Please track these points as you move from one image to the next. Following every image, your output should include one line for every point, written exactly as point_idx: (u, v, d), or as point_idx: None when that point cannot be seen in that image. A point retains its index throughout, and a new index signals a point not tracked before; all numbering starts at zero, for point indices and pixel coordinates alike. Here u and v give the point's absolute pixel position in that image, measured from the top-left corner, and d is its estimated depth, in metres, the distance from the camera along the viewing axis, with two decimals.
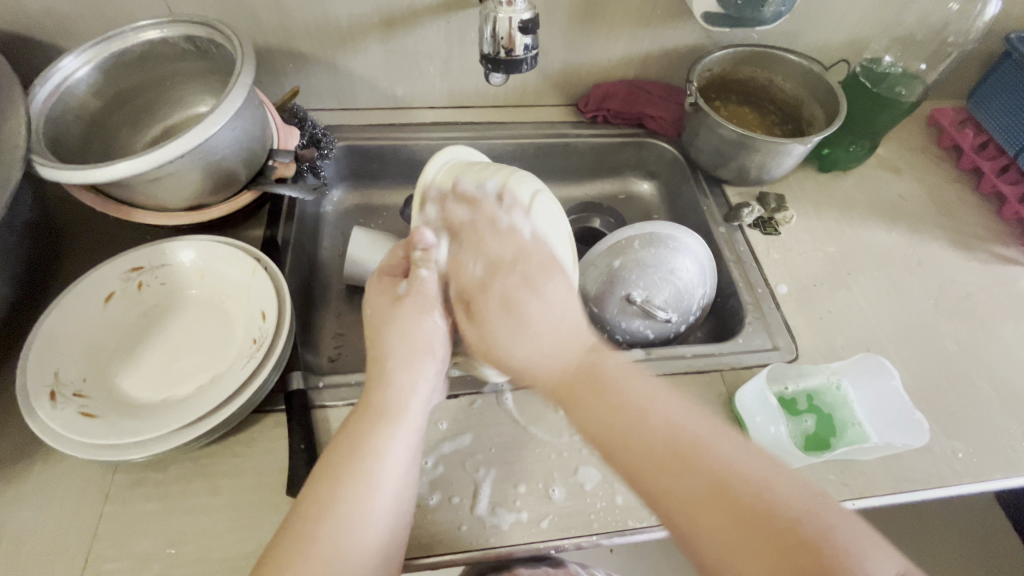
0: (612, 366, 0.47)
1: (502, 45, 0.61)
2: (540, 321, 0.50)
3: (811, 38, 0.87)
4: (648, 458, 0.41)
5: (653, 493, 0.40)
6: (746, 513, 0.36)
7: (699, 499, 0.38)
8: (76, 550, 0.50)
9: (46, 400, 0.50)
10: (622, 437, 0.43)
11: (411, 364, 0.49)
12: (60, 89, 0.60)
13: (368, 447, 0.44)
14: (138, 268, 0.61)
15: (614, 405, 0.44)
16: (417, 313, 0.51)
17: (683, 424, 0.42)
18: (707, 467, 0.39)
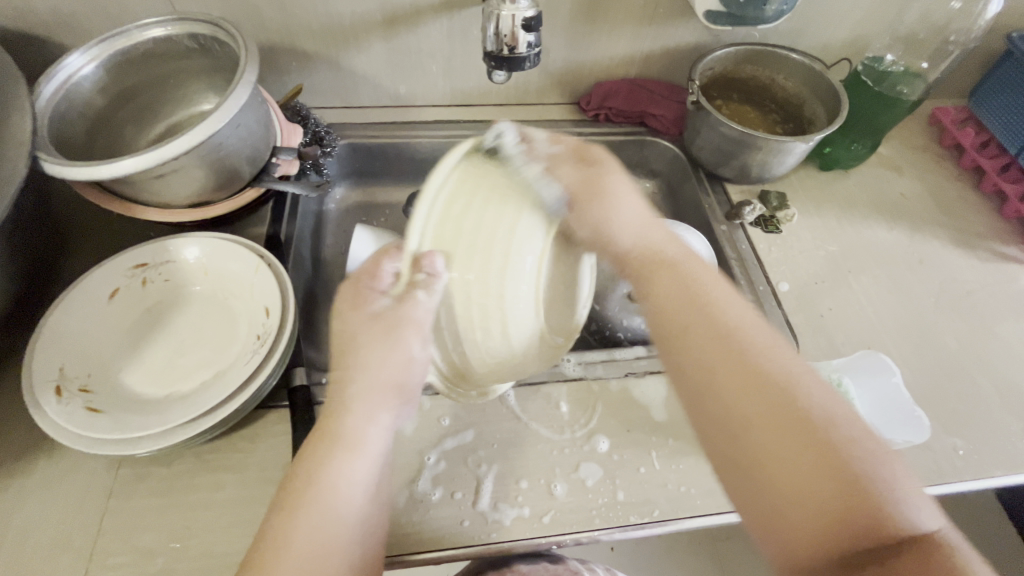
0: (696, 269, 0.47)
1: (505, 42, 0.61)
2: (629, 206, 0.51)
3: (813, 36, 0.87)
4: (715, 345, 0.41)
5: (719, 384, 0.40)
6: (805, 422, 0.37)
7: (761, 398, 0.38)
8: (81, 544, 0.50)
9: (52, 395, 0.50)
10: (691, 321, 0.43)
11: (372, 395, 0.45)
12: (66, 86, 0.60)
13: (327, 481, 0.43)
14: (143, 265, 0.61)
15: (687, 296, 0.45)
16: (390, 343, 0.44)
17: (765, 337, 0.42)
18: (778, 380, 0.39)
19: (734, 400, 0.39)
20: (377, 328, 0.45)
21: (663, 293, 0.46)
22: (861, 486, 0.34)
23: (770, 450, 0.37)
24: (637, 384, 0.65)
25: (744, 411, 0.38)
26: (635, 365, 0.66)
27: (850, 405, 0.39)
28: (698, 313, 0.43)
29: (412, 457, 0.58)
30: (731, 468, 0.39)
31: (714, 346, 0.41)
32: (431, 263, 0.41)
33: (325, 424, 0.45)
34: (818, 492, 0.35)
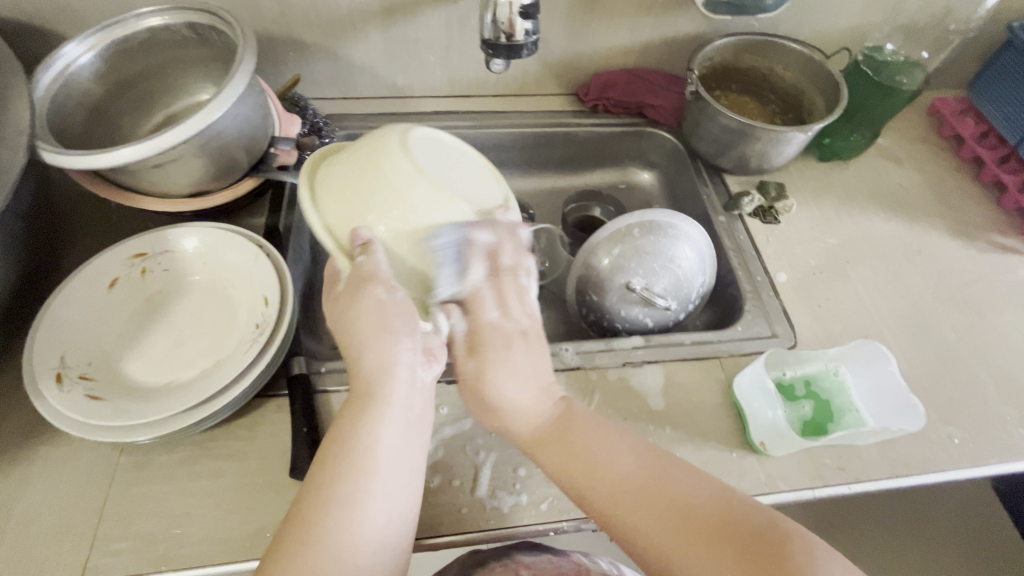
0: (579, 411, 0.50)
1: (502, 30, 0.61)
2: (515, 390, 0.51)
3: (813, 26, 0.87)
4: (615, 498, 0.43)
5: (625, 533, 0.42)
6: (708, 528, 0.39)
7: (671, 527, 0.40)
8: (83, 530, 0.50)
9: (53, 383, 0.51)
10: (588, 483, 0.45)
11: (385, 340, 0.48)
12: (63, 76, 0.60)
13: (359, 434, 0.45)
14: (142, 255, 0.61)
15: (570, 448, 0.47)
16: (360, 296, 0.48)
17: (639, 458, 0.45)
18: (673, 495, 0.42)
19: (652, 549, 0.40)
20: (347, 293, 0.49)
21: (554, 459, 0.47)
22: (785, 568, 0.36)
23: None
24: (634, 374, 0.65)
25: (663, 553, 0.40)
26: (632, 355, 0.67)
27: (732, 489, 0.42)
28: (588, 467, 0.45)
29: None
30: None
31: (610, 495, 0.43)
32: (358, 236, 0.47)
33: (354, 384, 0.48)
34: None
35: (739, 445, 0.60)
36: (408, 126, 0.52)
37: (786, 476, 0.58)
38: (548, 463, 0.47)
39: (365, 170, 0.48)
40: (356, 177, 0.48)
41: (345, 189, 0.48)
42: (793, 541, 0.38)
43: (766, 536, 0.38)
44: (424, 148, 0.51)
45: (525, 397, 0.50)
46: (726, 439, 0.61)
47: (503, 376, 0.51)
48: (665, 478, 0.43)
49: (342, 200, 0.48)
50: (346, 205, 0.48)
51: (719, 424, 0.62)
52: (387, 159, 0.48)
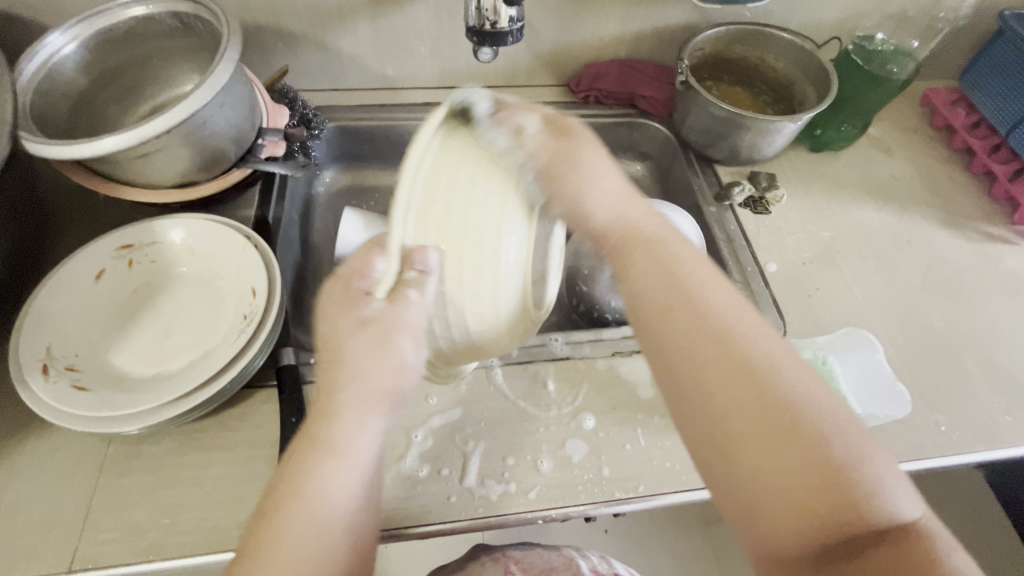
0: (662, 235, 0.47)
1: (487, 17, 0.60)
2: (605, 192, 0.49)
3: (804, 16, 0.87)
4: (703, 337, 0.40)
5: (686, 371, 0.40)
6: (778, 404, 0.37)
7: (745, 399, 0.37)
8: (72, 520, 0.50)
9: (39, 373, 0.51)
10: (679, 312, 0.42)
11: (362, 402, 0.41)
12: (47, 65, 0.60)
13: (314, 490, 0.39)
14: (129, 246, 0.61)
15: (669, 280, 0.43)
16: (387, 350, 0.41)
17: (732, 310, 0.41)
18: (754, 359, 0.38)
19: (717, 393, 0.38)
20: (363, 335, 0.41)
21: (644, 279, 0.44)
22: (833, 466, 0.35)
23: (750, 446, 0.36)
24: (624, 363, 0.66)
25: (727, 404, 0.37)
26: (622, 346, 0.67)
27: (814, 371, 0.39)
28: (682, 301, 0.42)
29: (400, 435, 0.58)
30: (710, 463, 0.38)
31: (688, 330, 0.41)
32: (425, 259, 0.39)
33: (315, 436, 0.40)
34: (786, 485, 0.35)
35: None
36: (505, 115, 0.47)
37: None
38: (636, 267, 0.45)
39: (496, 188, 0.42)
40: (453, 172, 0.41)
41: (435, 187, 0.40)
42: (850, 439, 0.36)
43: (838, 435, 0.36)
44: (503, 159, 0.44)
45: (611, 199, 0.49)
46: None
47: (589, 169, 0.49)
48: (761, 347, 0.39)
49: (437, 219, 0.40)
50: (430, 222, 0.40)
51: None
52: (525, 186, 0.45)
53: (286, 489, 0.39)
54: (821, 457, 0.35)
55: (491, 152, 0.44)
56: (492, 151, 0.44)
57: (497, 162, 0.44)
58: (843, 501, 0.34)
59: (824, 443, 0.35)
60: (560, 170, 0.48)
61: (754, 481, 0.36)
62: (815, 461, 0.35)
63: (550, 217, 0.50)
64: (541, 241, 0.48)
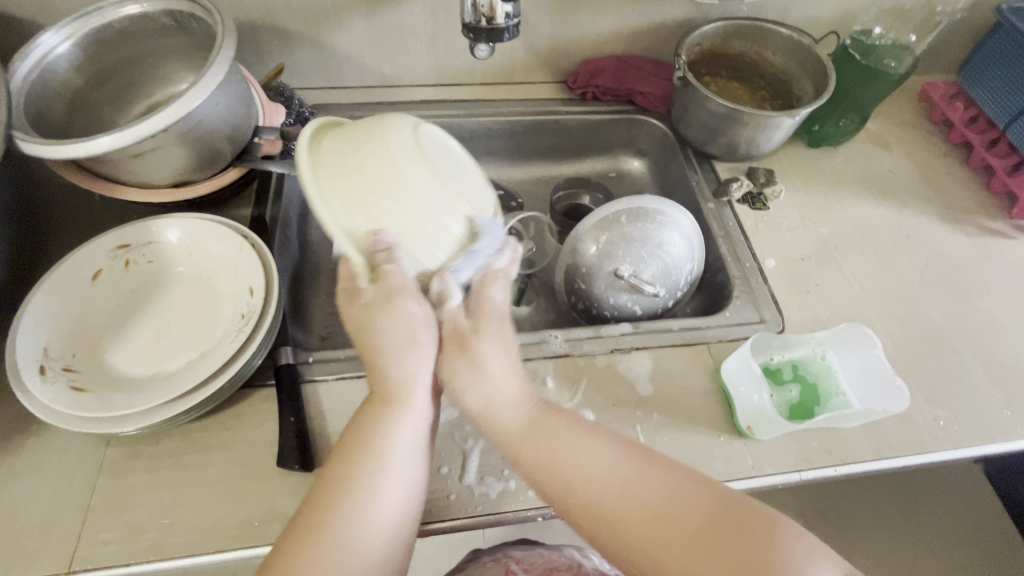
0: (547, 411, 0.50)
1: (483, 13, 0.60)
2: (483, 391, 0.49)
3: (802, 11, 0.87)
4: (602, 513, 0.44)
5: (605, 535, 0.44)
6: (678, 523, 0.42)
7: (654, 531, 0.42)
8: (71, 521, 0.50)
9: (36, 374, 0.50)
10: (574, 499, 0.45)
11: (413, 356, 0.49)
12: (41, 65, 0.59)
13: (381, 438, 0.46)
14: (125, 246, 0.61)
15: (554, 471, 0.46)
16: (393, 311, 0.48)
17: (613, 463, 0.46)
18: (648, 502, 0.43)
19: (637, 557, 0.42)
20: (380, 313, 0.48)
21: (535, 476, 0.47)
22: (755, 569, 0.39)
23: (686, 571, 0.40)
24: (623, 360, 0.66)
25: (647, 559, 0.41)
26: (621, 342, 0.67)
27: (701, 486, 0.44)
28: (570, 493, 0.45)
29: None
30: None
31: (589, 492, 0.45)
32: (380, 240, 0.47)
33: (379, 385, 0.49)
34: None
35: (727, 430, 0.61)
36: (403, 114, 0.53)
37: (774, 460, 0.58)
38: (521, 464, 0.48)
39: (373, 154, 0.47)
40: (333, 166, 0.47)
41: (329, 179, 0.46)
42: (755, 519, 0.41)
43: (748, 541, 0.40)
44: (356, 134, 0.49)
45: (515, 391, 0.50)
46: (713, 424, 0.61)
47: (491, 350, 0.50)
48: (653, 494, 0.44)
49: (358, 200, 0.46)
50: (360, 210, 0.46)
51: (707, 410, 0.62)
52: (392, 135, 0.48)
53: (359, 430, 0.47)
54: (739, 564, 0.39)
55: (342, 139, 0.49)
56: (343, 137, 0.49)
57: (352, 140, 0.49)
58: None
59: (737, 551, 0.40)
60: (461, 356, 0.50)
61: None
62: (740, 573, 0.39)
63: (438, 142, 0.53)
64: (446, 161, 0.52)
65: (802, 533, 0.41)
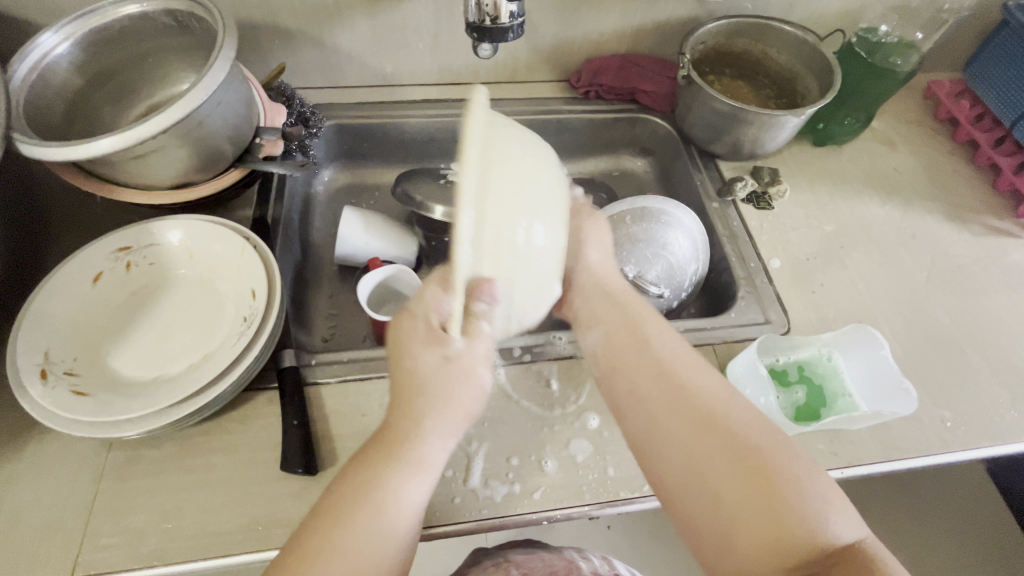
0: (637, 312, 0.55)
1: (486, 12, 0.59)
2: (601, 254, 0.60)
3: (807, 8, 0.86)
4: (664, 389, 0.47)
5: (646, 418, 0.47)
6: (716, 424, 0.44)
7: (690, 428, 0.44)
8: (74, 526, 0.50)
9: (37, 379, 0.50)
10: (641, 371, 0.50)
11: (444, 427, 0.48)
12: (40, 65, 0.59)
13: (388, 495, 0.44)
14: (126, 249, 0.60)
15: (634, 344, 0.52)
16: (467, 377, 0.50)
17: (674, 358, 0.50)
18: (694, 400, 0.46)
19: (676, 437, 0.45)
20: (454, 370, 0.49)
21: (617, 343, 0.53)
22: (775, 481, 0.40)
23: (704, 468, 0.43)
24: None
25: (686, 439, 0.44)
26: None
27: (763, 416, 0.45)
28: (645, 363, 0.50)
29: None
30: (688, 496, 0.43)
31: (641, 372, 0.49)
32: (487, 289, 0.43)
33: (399, 443, 0.46)
34: (730, 489, 0.41)
35: None
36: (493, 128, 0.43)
37: None
38: (604, 335, 0.54)
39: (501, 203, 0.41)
40: (489, 186, 0.40)
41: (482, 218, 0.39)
42: (793, 460, 0.42)
43: (781, 459, 0.42)
44: (517, 179, 0.43)
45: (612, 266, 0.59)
46: None
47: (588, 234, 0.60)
48: (706, 391, 0.47)
49: (484, 243, 0.40)
50: (485, 255, 0.41)
51: None
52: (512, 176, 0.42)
53: (361, 486, 0.44)
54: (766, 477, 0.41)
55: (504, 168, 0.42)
56: (504, 157, 0.42)
57: (515, 183, 0.42)
58: (779, 505, 0.39)
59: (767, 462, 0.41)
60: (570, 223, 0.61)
61: (721, 512, 0.41)
62: (761, 487, 0.40)
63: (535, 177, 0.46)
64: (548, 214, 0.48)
65: (841, 497, 0.41)
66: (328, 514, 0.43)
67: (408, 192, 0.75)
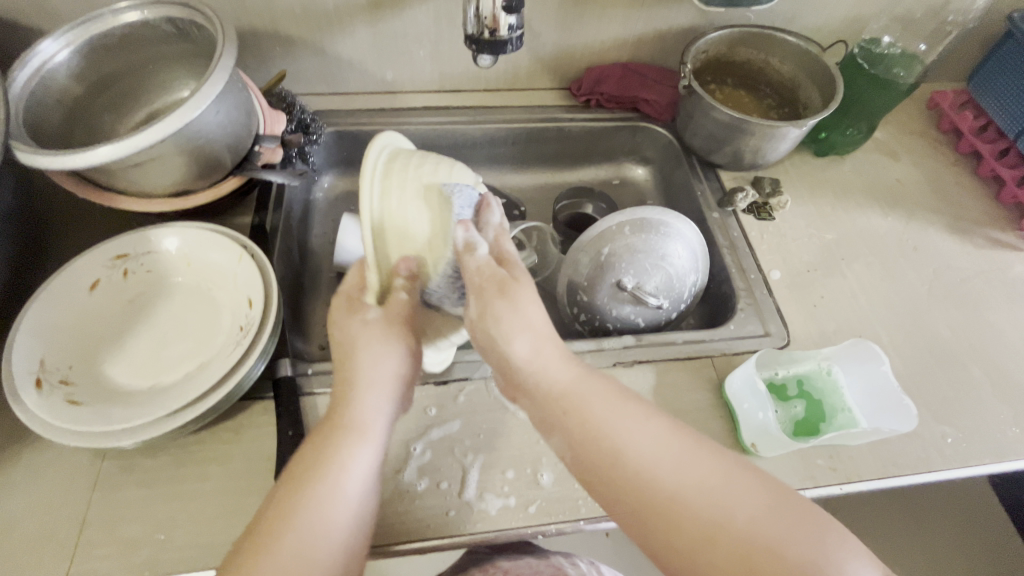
0: (591, 394, 0.44)
1: (486, 24, 0.59)
2: (530, 337, 0.45)
3: (810, 19, 0.86)
4: (648, 503, 0.39)
5: (648, 542, 0.40)
6: (719, 537, 0.37)
7: (696, 544, 0.37)
8: (67, 535, 0.50)
9: (32, 387, 0.50)
10: (622, 483, 0.40)
11: (379, 388, 0.47)
12: (40, 73, 0.59)
13: (329, 467, 0.42)
14: (123, 256, 0.60)
15: (603, 444, 0.42)
16: (392, 339, 0.49)
17: (653, 460, 0.41)
18: (687, 512, 0.38)
19: (674, 553, 0.38)
20: (377, 332, 0.49)
21: (582, 449, 0.42)
22: None
23: None
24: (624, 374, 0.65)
25: (691, 553, 0.38)
26: (623, 355, 0.66)
27: (755, 496, 0.39)
28: (620, 473, 0.41)
29: (398, 447, 0.58)
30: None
31: (627, 491, 0.40)
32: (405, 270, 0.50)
33: (336, 415, 0.45)
34: None
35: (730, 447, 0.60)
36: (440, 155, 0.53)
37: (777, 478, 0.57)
38: (568, 445, 0.43)
39: None
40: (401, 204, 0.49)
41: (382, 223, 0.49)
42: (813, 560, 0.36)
43: (786, 544, 0.37)
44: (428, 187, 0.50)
45: (557, 351, 0.46)
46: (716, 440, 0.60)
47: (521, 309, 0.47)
48: (696, 487, 0.39)
49: (393, 233, 0.49)
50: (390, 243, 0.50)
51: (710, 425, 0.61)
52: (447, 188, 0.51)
53: (304, 469, 0.42)
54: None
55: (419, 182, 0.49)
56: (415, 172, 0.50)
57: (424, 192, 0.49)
58: None
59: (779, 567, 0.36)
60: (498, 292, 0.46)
61: None
62: None
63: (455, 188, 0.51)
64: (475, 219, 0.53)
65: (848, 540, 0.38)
66: (274, 508, 0.41)
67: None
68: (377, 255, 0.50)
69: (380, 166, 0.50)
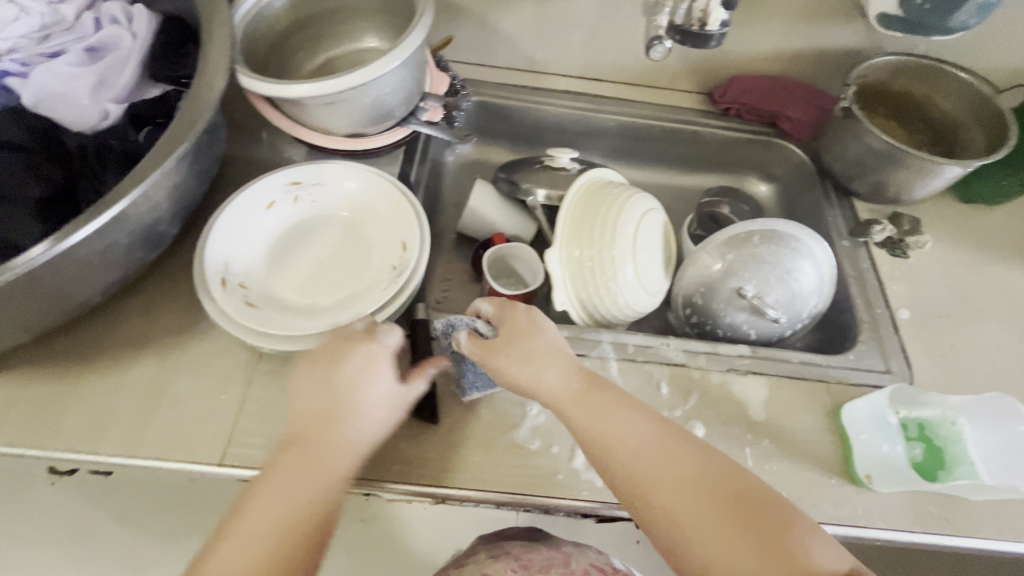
0: (603, 386, 0.52)
1: (696, 18, 0.61)
2: (539, 367, 0.52)
3: (985, 57, 0.82)
4: (646, 461, 0.47)
5: (635, 494, 0.46)
6: (710, 489, 0.45)
7: (686, 498, 0.45)
8: (224, 420, 0.56)
9: (219, 285, 0.57)
10: (623, 442, 0.48)
11: (371, 381, 0.50)
12: (258, 6, 0.66)
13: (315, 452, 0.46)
14: (296, 183, 0.65)
15: (606, 425, 0.49)
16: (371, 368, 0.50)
17: (658, 437, 0.48)
18: (686, 468, 0.46)
19: (665, 511, 0.45)
20: (366, 359, 0.50)
21: (590, 425, 0.49)
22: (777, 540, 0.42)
23: (703, 537, 0.43)
24: (737, 381, 0.65)
25: (675, 505, 0.45)
26: (736, 363, 0.66)
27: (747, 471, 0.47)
28: (622, 445, 0.48)
29: (517, 407, 0.61)
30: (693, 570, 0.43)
31: (632, 456, 0.47)
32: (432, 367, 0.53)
33: (333, 404, 0.48)
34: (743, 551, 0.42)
35: (842, 474, 0.59)
36: (644, 199, 0.72)
37: (885, 514, 0.57)
38: (578, 422, 0.50)
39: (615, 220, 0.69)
40: (587, 205, 0.70)
41: (574, 211, 0.70)
42: (790, 519, 0.44)
43: (770, 515, 0.44)
44: (615, 202, 0.70)
45: (558, 371, 0.53)
46: (826, 464, 0.60)
47: (532, 347, 0.53)
48: (688, 462, 0.47)
49: (575, 217, 0.70)
50: (574, 223, 0.70)
51: (822, 449, 0.61)
52: (630, 207, 0.70)
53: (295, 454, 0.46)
54: (764, 523, 0.43)
55: (610, 199, 0.70)
56: (613, 193, 0.71)
57: (610, 204, 0.70)
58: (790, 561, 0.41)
59: (766, 517, 0.44)
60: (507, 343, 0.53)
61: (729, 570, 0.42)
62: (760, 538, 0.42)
63: (638, 212, 0.70)
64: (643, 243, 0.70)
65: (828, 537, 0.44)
66: (265, 483, 0.45)
67: (513, 179, 0.80)
68: (561, 223, 0.70)
69: (589, 185, 0.73)
